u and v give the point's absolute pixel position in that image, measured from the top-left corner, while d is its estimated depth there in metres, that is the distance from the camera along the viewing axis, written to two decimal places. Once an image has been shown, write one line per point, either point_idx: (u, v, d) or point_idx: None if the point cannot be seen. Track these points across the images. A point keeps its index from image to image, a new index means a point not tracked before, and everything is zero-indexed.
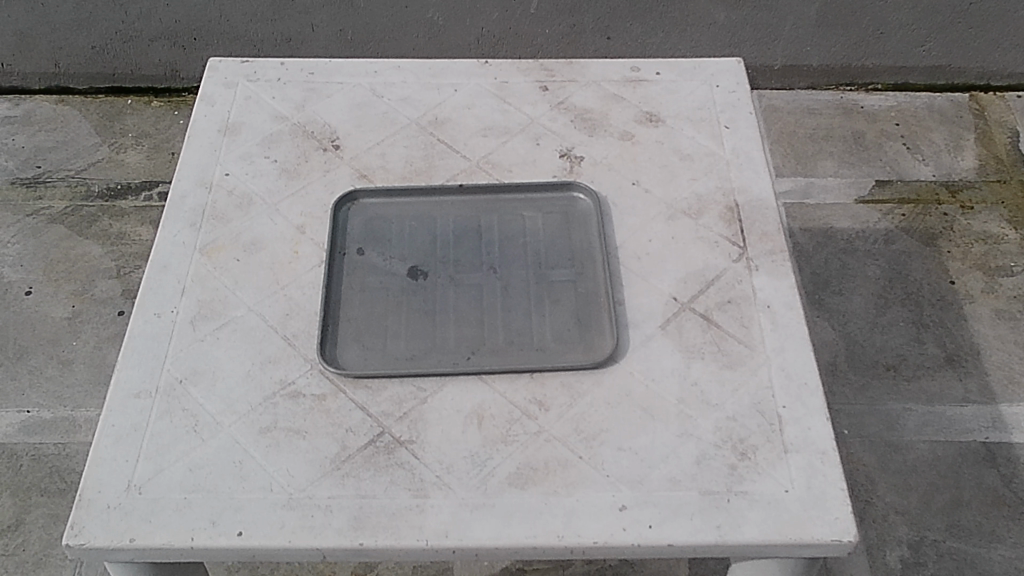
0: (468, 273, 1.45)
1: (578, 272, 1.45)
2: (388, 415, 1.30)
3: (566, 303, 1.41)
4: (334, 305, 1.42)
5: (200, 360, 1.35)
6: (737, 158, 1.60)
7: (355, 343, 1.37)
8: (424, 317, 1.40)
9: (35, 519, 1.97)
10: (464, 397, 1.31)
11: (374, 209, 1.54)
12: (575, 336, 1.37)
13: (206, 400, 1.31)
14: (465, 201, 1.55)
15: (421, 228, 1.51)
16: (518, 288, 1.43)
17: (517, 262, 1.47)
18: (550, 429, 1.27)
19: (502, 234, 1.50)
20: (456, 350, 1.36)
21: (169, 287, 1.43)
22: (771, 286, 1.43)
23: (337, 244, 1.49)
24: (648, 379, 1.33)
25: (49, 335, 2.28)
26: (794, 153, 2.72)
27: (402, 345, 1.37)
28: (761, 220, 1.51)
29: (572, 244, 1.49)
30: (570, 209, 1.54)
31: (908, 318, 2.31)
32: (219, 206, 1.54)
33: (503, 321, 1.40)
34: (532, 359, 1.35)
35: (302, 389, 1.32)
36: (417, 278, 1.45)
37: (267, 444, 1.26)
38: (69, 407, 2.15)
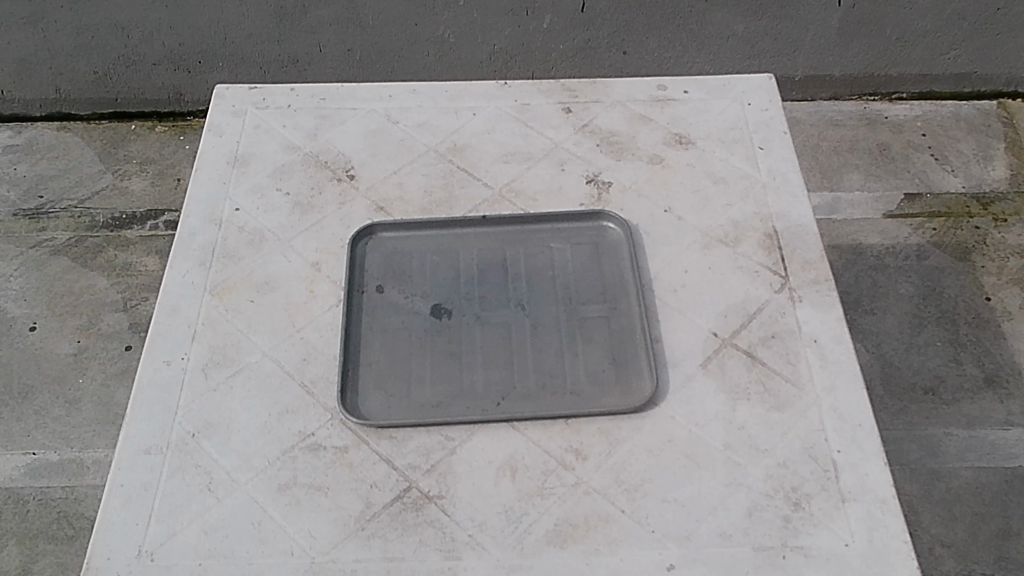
0: (494, 311, 1.37)
1: (612, 308, 1.37)
2: (415, 468, 1.21)
3: (600, 342, 1.33)
4: (354, 347, 1.33)
5: (213, 411, 1.27)
6: (774, 180, 1.52)
7: (378, 389, 1.29)
8: (450, 360, 1.32)
9: (44, 568, 1.90)
10: (495, 447, 1.23)
11: (393, 243, 1.46)
12: (611, 378, 1.29)
13: (221, 455, 1.23)
14: (489, 233, 1.47)
15: (443, 263, 1.43)
16: (549, 326, 1.35)
17: (547, 297, 1.38)
18: (589, 480, 1.19)
19: (529, 267, 1.42)
20: (485, 395, 1.28)
21: (179, 332, 1.35)
22: (817, 319, 1.34)
23: (356, 282, 1.41)
24: (691, 424, 1.24)
25: (53, 374, 2.20)
26: (819, 167, 2.64)
27: (428, 391, 1.29)
28: (803, 246, 1.43)
29: (604, 277, 1.40)
30: (600, 239, 1.45)
31: (943, 337, 2.22)
32: (230, 243, 1.46)
33: (534, 362, 1.31)
34: (567, 403, 1.27)
35: (322, 441, 1.24)
36: (441, 318, 1.36)
37: (286, 503, 1.18)
38: (76, 449, 2.07)
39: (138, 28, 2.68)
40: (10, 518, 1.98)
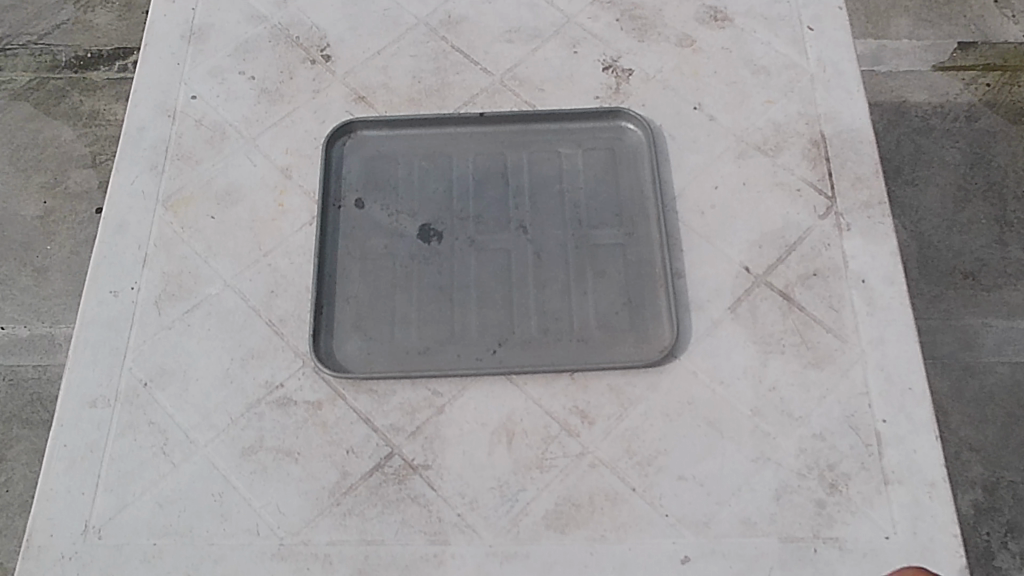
0: (492, 235, 1.18)
1: (628, 233, 1.18)
2: (399, 430, 1.07)
3: (613, 277, 1.15)
4: (329, 277, 1.15)
5: (168, 355, 1.11)
6: (824, 71, 1.28)
7: (356, 331, 1.12)
8: (439, 295, 1.14)
9: (19, 455, 1.80)
10: (489, 407, 1.08)
11: (375, 145, 1.25)
12: (624, 323, 1.12)
13: (177, 410, 1.07)
14: (488, 134, 1.26)
15: (434, 171, 1.23)
16: (555, 254, 1.16)
17: (553, 218, 1.19)
18: (596, 451, 1.05)
19: (533, 179, 1.22)
20: (479, 341, 1.11)
21: (127, 255, 1.17)
22: (867, 253, 1.15)
23: (332, 194, 1.21)
24: (714, 383, 1.08)
25: (19, 238, 2.03)
26: (863, 9, 2.35)
27: (414, 335, 1.12)
28: (855, 156, 1.22)
29: (620, 192, 1.20)
30: (617, 144, 1.24)
31: (986, 215, 2.03)
32: (186, 141, 1.25)
33: (536, 301, 1.14)
34: (574, 354, 1.10)
35: (293, 395, 1.08)
36: (430, 242, 1.17)
37: (251, 472, 1.04)
38: (47, 323, 1.93)
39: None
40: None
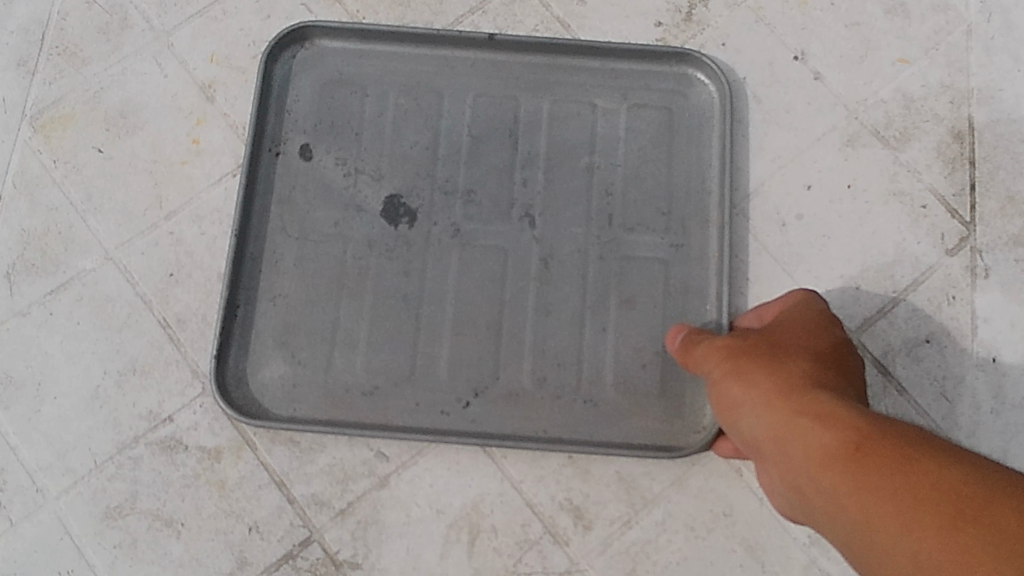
0: (485, 223, 0.83)
1: (676, 244, 0.83)
2: (322, 505, 0.77)
3: (647, 310, 0.81)
4: (251, 262, 0.82)
5: (17, 357, 0.80)
6: (984, 24, 0.91)
7: (280, 351, 0.80)
8: (402, 308, 0.81)
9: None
10: (451, 485, 0.78)
11: (338, 62, 0.88)
12: (652, 384, 0.80)
13: (22, 442, 0.78)
14: (498, 64, 0.89)
15: (415, 113, 0.86)
16: (569, 264, 0.82)
17: (573, 207, 0.84)
18: (588, 570, 0.76)
19: (554, 142, 0.86)
20: (448, 387, 0.80)
21: None
22: (1005, 315, 0.82)
23: (268, 133, 0.86)
24: (764, 489, 0.78)
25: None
26: None
27: (359, 365, 0.80)
28: (1010, 164, 0.86)
29: (674, 179, 0.85)
30: (677, 103, 0.88)
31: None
32: (71, 27, 0.89)
33: (535, 333, 0.81)
34: (577, 423, 0.79)
35: (183, 435, 0.79)
36: (398, 223, 0.83)
37: (113, 546, 0.76)
38: None
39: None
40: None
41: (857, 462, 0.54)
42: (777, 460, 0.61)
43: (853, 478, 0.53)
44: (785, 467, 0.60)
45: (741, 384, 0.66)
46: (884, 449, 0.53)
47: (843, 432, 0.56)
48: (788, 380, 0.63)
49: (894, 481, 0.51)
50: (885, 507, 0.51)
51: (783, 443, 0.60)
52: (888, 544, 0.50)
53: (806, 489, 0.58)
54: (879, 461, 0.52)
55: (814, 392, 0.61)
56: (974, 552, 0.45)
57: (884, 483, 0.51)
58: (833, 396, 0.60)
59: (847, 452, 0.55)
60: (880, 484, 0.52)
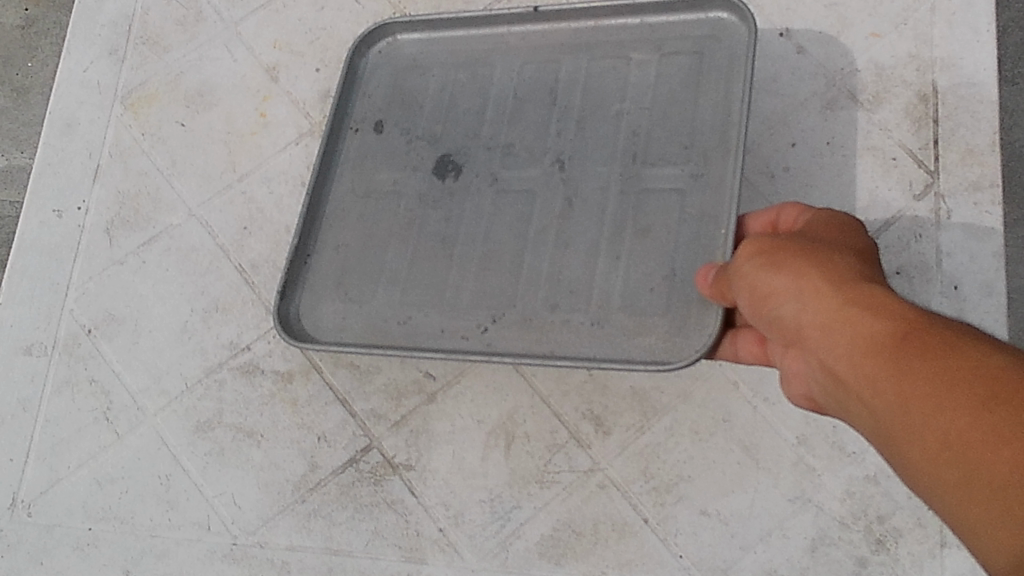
0: (521, 169, 0.87)
1: (694, 175, 0.81)
2: (381, 419, 0.91)
3: (661, 239, 0.81)
4: (322, 222, 0.90)
5: (117, 298, 0.94)
6: (949, 1, 1.03)
7: (334, 292, 0.87)
8: (439, 248, 0.86)
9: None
10: (490, 398, 0.91)
11: (413, 52, 0.95)
12: (659, 306, 0.79)
13: (123, 368, 0.92)
14: (547, 35, 0.91)
15: (471, 86, 0.92)
16: (591, 200, 0.84)
17: (601, 149, 0.85)
18: (607, 467, 0.89)
19: (588, 95, 0.88)
20: (470, 313, 0.83)
21: (76, 165, 0.98)
22: (965, 251, 0.94)
23: (351, 115, 0.94)
24: (757, 399, 0.91)
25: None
26: None
27: (396, 299, 0.85)
28: (970, 121, 0.98)
29: (698, 115, 0.83)
30: (709, 48, 0.86)
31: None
32: (154, 20, 1.03)
33: (550, 262, 0.83)
34: (585, 342, 0.80)
35: (260, 362, 0.92)
36: (445, 177, 0.89)
37: (205, 453, 0.90)
38: None
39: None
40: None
41: (900, 348, 0.51)
42: (820, 346, 0.58)
43: (896, 365, 0.51)
44: (825, 355, 0.57)
45: (779, 273, 0.62)
46: (932, 337, 0.50)
47: (892, 321, 0.53)
48: (833, 270, 0.59)
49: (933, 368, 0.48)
50: (920, 388, 0.48)
51: (826, 327, 0.57)
52: (920, 426, 0.48)
53: (847, 377, 0.55)
54: (924, 346, 0.50)
55: (860, 282, 0.57)
56: (1009, 439, 0.43)
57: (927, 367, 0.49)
58: (885, 289, 0.57)
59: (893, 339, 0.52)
60: (924, 367, 0.49)
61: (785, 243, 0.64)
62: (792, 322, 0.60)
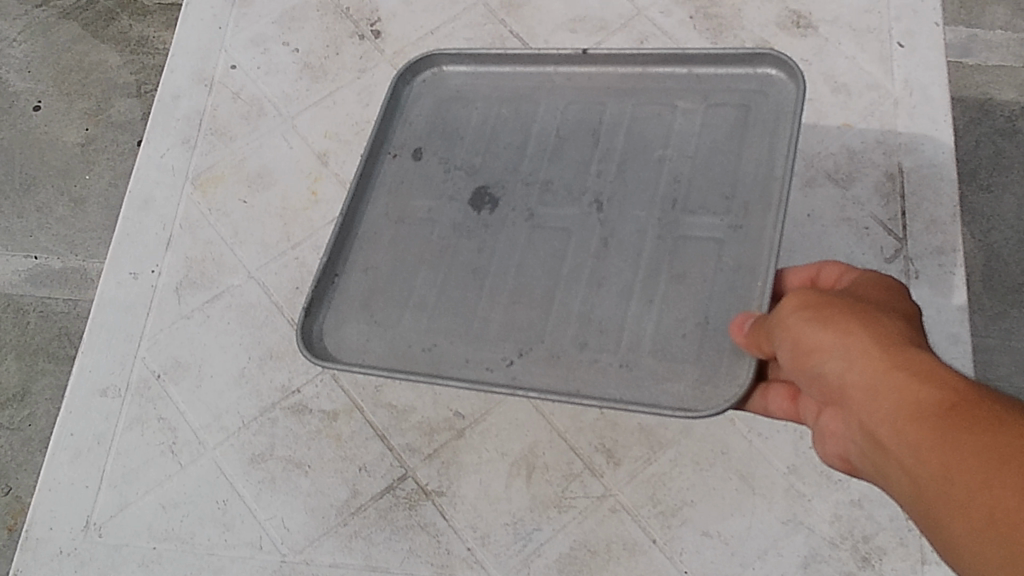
0: (558, 208, 0.87)
1: (734, 226, 0.81)
2: (415, 452, 1.02)
3: (694, 285, 0.80)
4: (355, 240, 0.89)
5: (183, 347, 1.06)
6: (910, 96, 1.18)
7: (360, 312, 0.86)
8: (469, 277, 0.85)
9: (43, 390, 1.61)
10: (512, 434, 1.02)
11: (457, 84, 0.97)
12: (691, 351, 0.78)
13: (187, 407, 1.04)
14: (594, 77, 0.93)
15: (513, 121, 0.93)
16: (628, 243, 0.84)
17: (641, 193, 0.86)
18: (618, 493, 0.99)
19: (630, 140, 0.88)
20: (497, 345, 0.82)
21: (151, 235, 1.12)
22: (932, 306, 1.06)
23: (390, 137, 0.95)
24: (752, 434, 1.01)
25: (12, 128, 1.85)
26: None
27: (421, 323, 0.84)
28: (931, 196, 1.12)
29: (740, 167, 0.83)
30: (756, 102, 0.86)
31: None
32: (221, 115, 1.19)
33: (582, 303, 0.82)
34: (610, 383, 0.79)
35: (308, 402, 1.04)
36: (481, 209, 0.89)
37: (258, 481, 1.00)
38: (80, 256, 1.70)
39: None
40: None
41: (952, 421, 0.51)
42: (863, 408, 0.57)
43: (945, 437, 0.50)
44: (869, 417, 0.57)
45: (822, 326, 0.61)
46: (983, 410, 0.50)
47: (940, 389, 0.53)
48: (881, 332, 0.59)
49: (984, 442, 0.48)
50: (967, 464, 0.48)
51: (870, 388, 0.57)
52: (965, 501, 0.48)
53: (889, 443, 0.55)
54: (976, 421, 0.49)
55: (909, 348, 0.57)
56: None
57: (978, 441, 0.48)
58: (931, 354, 0.57)
59: (941, 409, 0.52)
60: (970, 441, 0.49)
61: (828, 298, 0.64)
62: (833, 380, 0.60)
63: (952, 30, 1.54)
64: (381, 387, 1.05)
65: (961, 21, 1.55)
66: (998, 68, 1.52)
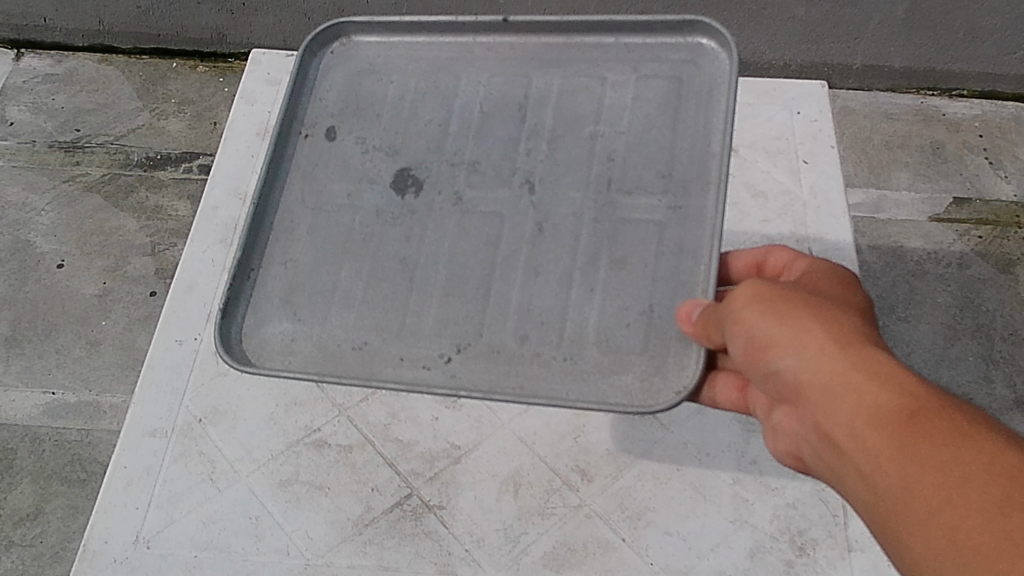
0: (486, 191, 0.96)
1: (673, 206, 0.92)
2: (418, 475, 1.20)
3: (637, 269, 0.90)
4: (268, 228, 0.97)
5: (222, 398, 1.26)
6: (816, 199, 1.45)
7: (284, 311, 0.92)
8: (399, 269, 0.93)
9: (55, 510, 1.71)
10: (500, 459, 1.21)
11: (369, 54, 1.08)
12: (636, 341, 0.87)
13: (225, 444, 1.22)
14: (515, 46, 1.05)
15: (433, 94, 1.03)
16: (562, 226, 0.93)
17: (572, 174, 0.96)
18: (592, 503, 1.18)
19: (559, 113, 0.99)
20: (434, 340, 0.89)
21: (194, 311, 1.34)
22: None
23: (299, 120, 1.03)
24: (701, 453, 1.22)
25: (37, 282, 2.03)
26: (866, 159, 2.12)
27: (351, 321, 0.91)
28: None
29: (677, 145, 0.95)
30: (688, 72, 1.00)
31: (1004, 253, 1.93)
32: None
33: (521, 293, 0.91)
34: (554, 376, 0.87)
35: (328, 438, 1.23)
36: (406, 192, 0.97)
37: (285, 500, 1.17)
38: (94, 391, 1.85)
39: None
40: (5, 458, 1.79)
41: (911, 430, 0.62)
42: (824, 405, 0.68)
43: (905, 445, 0.61)
44: (828, 414, 0.68)
45: (782, 324, 0.72)
46: (939, 424, 0.61)
47: (899, 397, 0.64)
48: (838, 333, 0.69)
49: (944, 456, 0.59)
50: (925, 477, 0.59)
51: (828, 385, 0.68)
52: (921, 509, 0.59)
53: (847, 441, 0.67)
54: (934, 433, 0.60)
55: (865, 349, 0.68)
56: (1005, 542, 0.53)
57: (936, 453, 0.59)
58: (882, 353, 0.68)
59: (901, 416, 0.63)
60: (933, 452, 0.60)
61: (785, 296, 0.74)
62: (793, 374, 0.71)
63: (863, 190, 2.05)
64: (390, 426, 1.24)
65: (871, 183, 2.07)
66: (902, 223, 1.99)
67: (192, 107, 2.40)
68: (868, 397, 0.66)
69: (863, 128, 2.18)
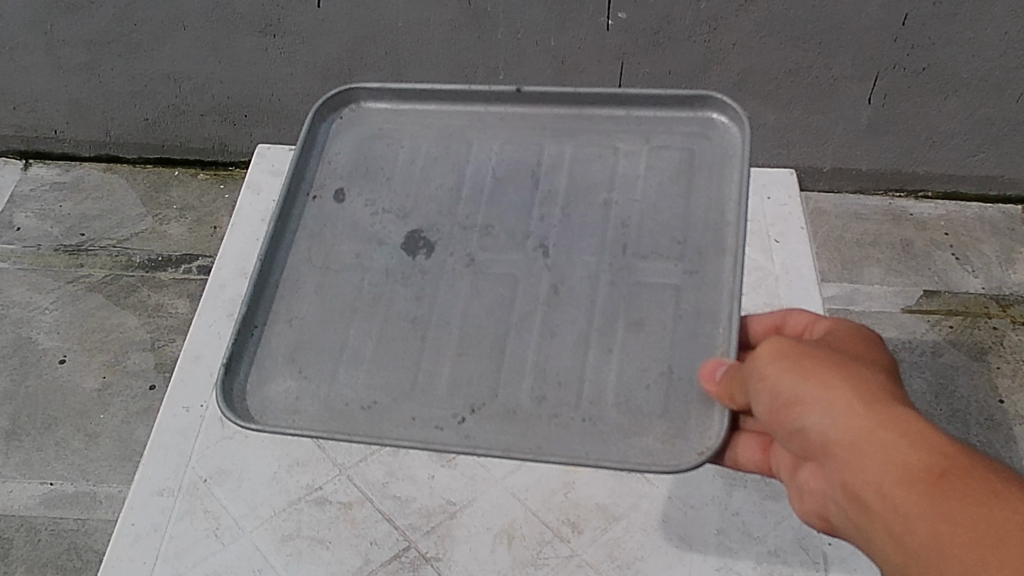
0: (499, 253, 1.01)
1: (689, 270, 0.96)
2: (416, 528, 1.25)
3: (655, 330, 0.94)
4: (272, 286, 1.01)
5: (227, 458, 1.32)
6: (787, 274, 1.55)
7: (289, 368, 0.94)
8: (410, 328, 0.96)
9: None
10: (495, 514, 1.27)
11: (378, 122, 1.15)
12: (658, 404, 0.89)
13: (229, 501, 1.27)
14: (527, 116, 1.12)
15: (444, 161, 1.09)
16: (581, 292, 0.97)
17: (586, 240, 1.01)
18: (583, 553, 1.22)
19: (572, 181, 1.05)
20: (447, 403, 0.91)
21: (201, 381, 1.41)
22: None
23: (306, 182, 1.09)
24: (686, 505, 1.27)
25: (38, 377, 2.06)
26: (838, 255, 2.21)
27: (362, 381, 0.93)
28: None
29: (691, 216, 1.01)
30: (700, 145, 1.07)
31: (975, 342, 2.00)
32: None
33: (538, 354, 0.94)
34: (573, 437, 0.89)
35: (328, 495, 1.29)
36: (417, 254, 1.01)
37: (287, 553, 1.22)
38: (91, 481, 1.86)
39: (111, 43, 2.31)
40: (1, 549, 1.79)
41: (940, 489, 0.65)
42: (852, 462, 0.71)
43: (934, 503, 0.64)
44: (855, 470, 0.71)
45: (805, 380, 0.74)
46: (968, 485, 0.64)
47: (928, 456, 0.67)
48: (864, 388, 0.72)
49: (972, 514, 0.62)
50: (955, 533, 0.62)
51: (855, 442, 0.71)
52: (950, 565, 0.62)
53: (873, 497, 0.70)
54: (962, 492, 0.64)
55: (890, 405, 0.71)
56: None
57: (966, 511, 0.63)
58: (909, 409, 0.71)
59: (930, 474, 0.66)
60: (961, 510, 0.63)
61: (807, 352, 0.77)
62: (817, 428, 0.74)
63: (837, 283, 2.14)
64: (387, 484, 1.30)
65: (845, 277, 2.15)
66: (876, 313, 2.06)
67: (193, 213, 2.48)
68: (896, 453, 0.68)
69: (835, 227, 2.28)
